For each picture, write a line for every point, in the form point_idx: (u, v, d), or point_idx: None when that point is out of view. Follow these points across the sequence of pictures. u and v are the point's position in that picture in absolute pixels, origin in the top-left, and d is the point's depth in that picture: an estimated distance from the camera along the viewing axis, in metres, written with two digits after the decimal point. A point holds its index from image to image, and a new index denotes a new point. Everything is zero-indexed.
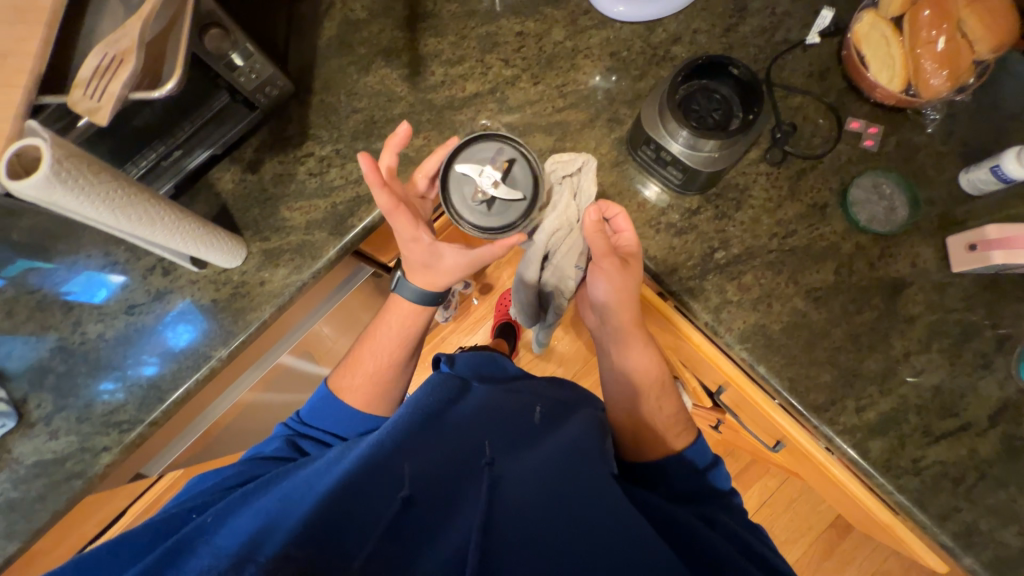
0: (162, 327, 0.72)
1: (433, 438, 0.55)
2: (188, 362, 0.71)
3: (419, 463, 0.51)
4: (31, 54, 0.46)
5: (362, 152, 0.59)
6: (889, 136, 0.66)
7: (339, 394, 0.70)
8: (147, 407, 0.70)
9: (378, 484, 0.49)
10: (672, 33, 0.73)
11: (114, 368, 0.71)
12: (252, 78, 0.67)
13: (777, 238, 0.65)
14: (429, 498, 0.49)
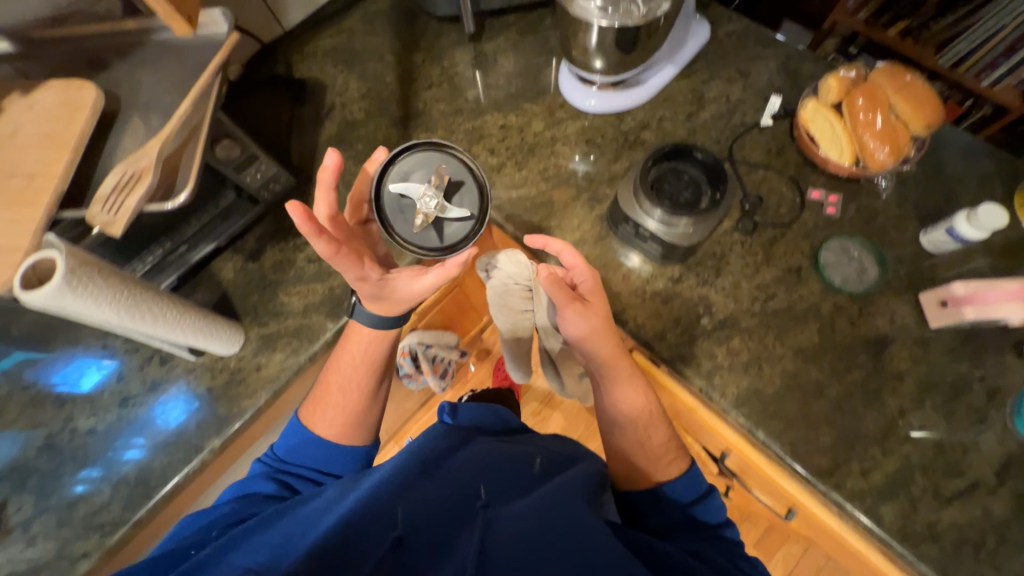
0: (154, 418, 0.71)
1: (427, 478, 0.51)
2: (179, 453, 0.70)
3: (413, 506, 0.47)
4: (56, 176, 0.50)
5: (292, 203, 0.51)
6: (849, 202, 0.71)
7: (312, 426, 0.65)
8: (132, 505, 0.68)
9: (364, 532, 0.45)
10: (640, 120, 0.81)
11: (101, 464, 0.69)
12: (259, 177, 0.72)
13: (759, 301, 0.68)
14: (421, 540, 0.45)
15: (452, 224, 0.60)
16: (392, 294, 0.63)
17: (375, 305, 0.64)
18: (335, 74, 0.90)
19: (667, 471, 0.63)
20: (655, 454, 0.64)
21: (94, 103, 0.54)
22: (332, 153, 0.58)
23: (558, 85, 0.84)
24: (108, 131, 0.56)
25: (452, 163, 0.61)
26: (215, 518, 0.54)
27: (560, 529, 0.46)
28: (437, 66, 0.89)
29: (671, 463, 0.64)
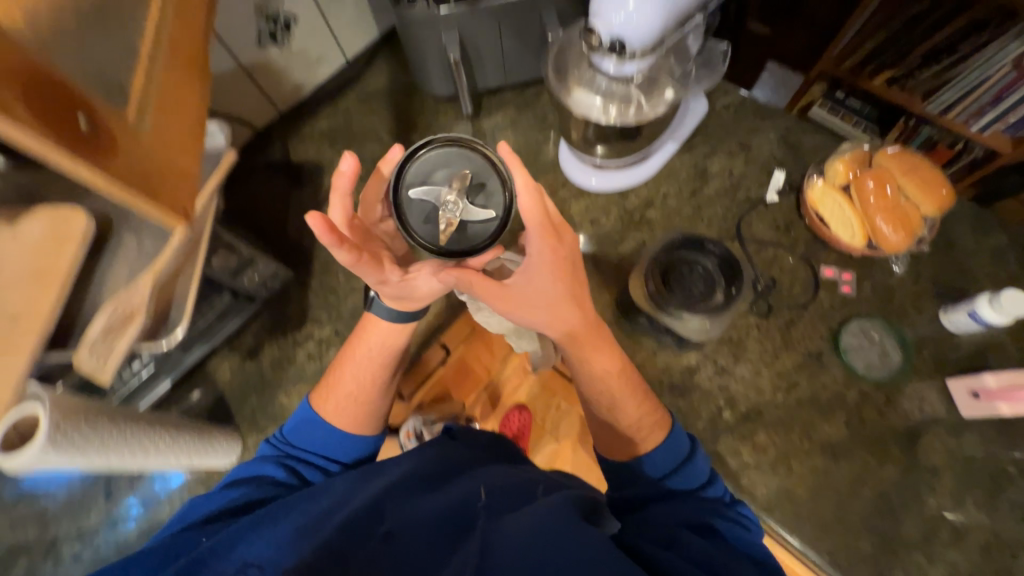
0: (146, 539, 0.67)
1: (430, 492, 0.44)
2: None
3: (408, 519, 0.40)
4: (43, 316, 0.47)
5: (314, 212, 0.42)
6: (863, 280, 0.69)
7: (322, 415, 0.58)
8: None
9: (355, 540, 0.38)
10: (644, 198, 0.80)
11: None
12: (256, 277, 0.70)
13: (781, 391, 0.65)
14: (414, 550, 0.37)
15: (474, 227, 0.50)
16: (406, 292, 0.56)
17: (391, 301, 0.57)
18: (333, 157, 0.90)
19: (636, 449, 0.53)
20: (623, 428, 0.54)
21: (84, 232, 0.51)
22: (350, 157, 0.47)
23: (558, 163, 0.84)
24: (98, 255, 0.54)
25: (473, 160, 0.51)
26: (224, 505, 0.48)
27: (577, 526, 0.37)
28: None
29: (648, 431, 0.54)
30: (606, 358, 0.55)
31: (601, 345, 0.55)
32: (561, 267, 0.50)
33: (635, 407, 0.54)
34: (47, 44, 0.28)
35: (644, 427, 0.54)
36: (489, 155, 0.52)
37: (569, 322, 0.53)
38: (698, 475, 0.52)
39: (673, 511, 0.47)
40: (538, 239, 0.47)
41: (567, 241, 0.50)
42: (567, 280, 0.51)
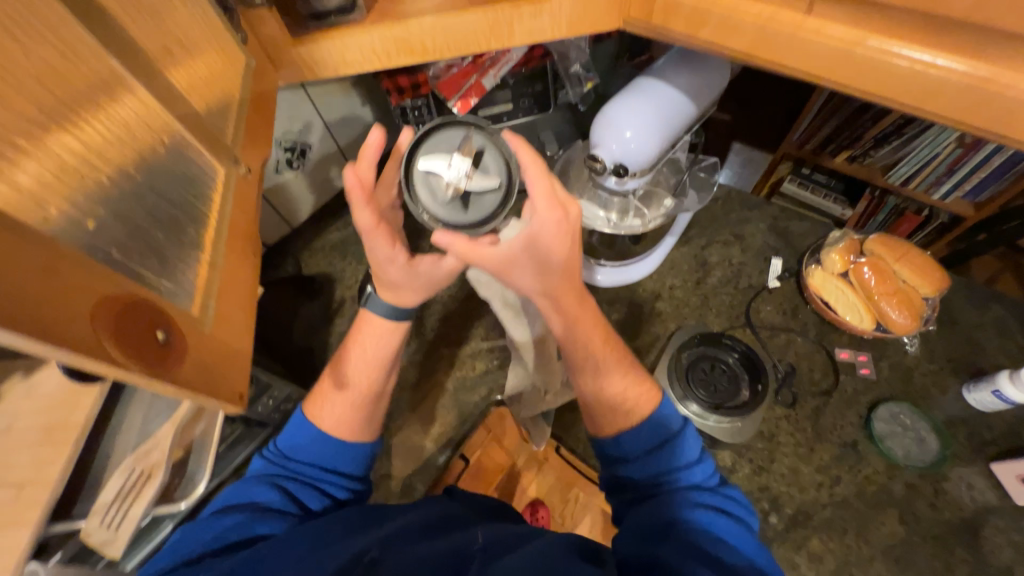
0: None
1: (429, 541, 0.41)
2: None
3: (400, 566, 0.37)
4: (52, 482, 0.45)
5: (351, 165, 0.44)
6: (880, 361, 0.70)
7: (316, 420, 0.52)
8: None
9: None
10: (651, 290, 0.82)
11: None
12: (270, 403, 0.68)
13: (825, 488, 0.63)
14: None
15: (479, 198, 0.43)
16: (407, 281, 0.51)
17: (389, 292, 0.52)
18: (343, 266, 0.92)
19: (621, 421, 0.49)
20: (607, 402, 0.50)
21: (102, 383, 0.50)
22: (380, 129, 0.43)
23: None
24: (111, 405, 0.52)
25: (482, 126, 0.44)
26: (215, 536, 0.43)
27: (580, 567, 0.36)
28: None
29: (630, 395, 0.50)
30: (593, 332, 0.51)
31: (586, 305, 0.51)
32: (570, 236, 0.45)
33: (621, 376, 0.50)
34: (105, 248, 0.23)
35: (629, 396, 0.50)
36: (486, 122, 0.44)
37: (558, 289, 0.49)
38: (704, 472, 0.46)
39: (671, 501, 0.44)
40: (545, 203, 0.43)
41: (570, 213, 0.44)
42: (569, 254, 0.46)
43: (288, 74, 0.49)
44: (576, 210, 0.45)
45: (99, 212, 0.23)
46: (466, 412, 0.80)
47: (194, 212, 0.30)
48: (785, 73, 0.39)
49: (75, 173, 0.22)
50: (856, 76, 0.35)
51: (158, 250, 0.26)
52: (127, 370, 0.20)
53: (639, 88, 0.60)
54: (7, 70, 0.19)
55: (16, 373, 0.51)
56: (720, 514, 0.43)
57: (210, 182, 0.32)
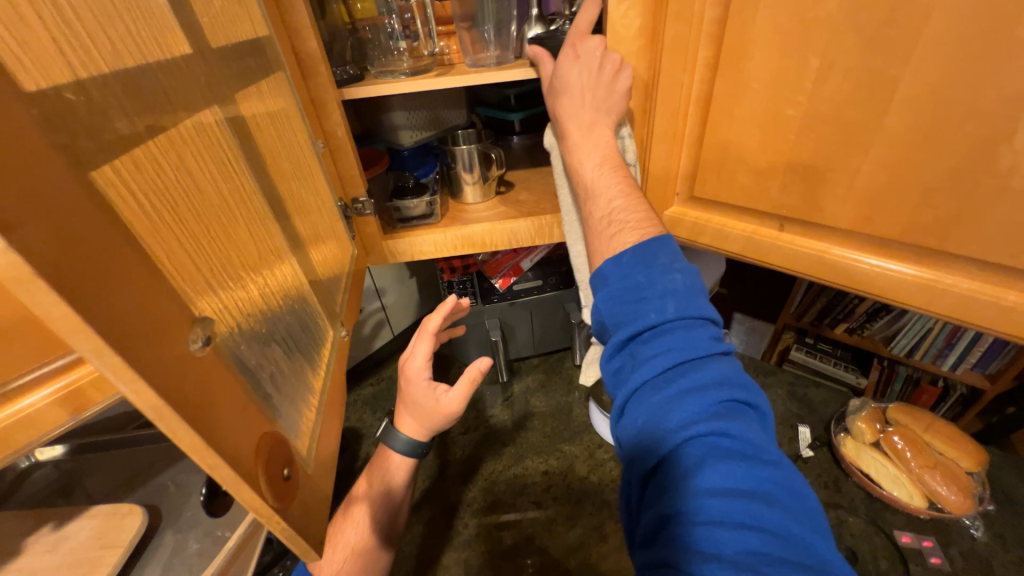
0: None
1: None
2: None
3: None
4: None
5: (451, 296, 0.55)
6: (949, 547, 0.64)
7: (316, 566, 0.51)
8: None
9: None
10: None
11: None
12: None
13: None
14: None
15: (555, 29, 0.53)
16: (425, 408, 0.56)
17: (409, 422, 0.57)
18: (371, 421, 0.93)
19: (612, 247, 0.46)
20: (597, 225, 0.48)
21: (131, 537, 0.49)
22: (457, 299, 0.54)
23: (590, 424, 0.89)
24: (130, 564, 0.50)
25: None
26: None
27: None
28: (470, 409, 0.94)
29: (627, 234, 0.45)
30: (590, 152, 0.48)
31: (587, 132, 0.48)
32: (575, 72, 0.46)
33: (610, 197, 0.47)
34: (269, 364, 0.29)
35: (618, 221, 0.46)
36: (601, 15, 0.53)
37: (563, 117, 0.49)
38: (692, 352, 0.39)
39: (652, 406, 0.38)
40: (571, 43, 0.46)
41: (588, 45, 0.45)
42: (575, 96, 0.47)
43: (375, 256, 0.62)
44: (598, 45, 0.45)
45: (263, 336, 0.29)
46: None
47: (313, 363, 0.36)
48: (770, 267, 0.49)
49: (256, 315, 0.29)
50: (828, 273, 0.45)
51: (294, 393, 0.31)
52: (264, 501, 0.24)
53: None
54: (242, 256, 0.28)
55: (46, 525, 0.51)
56: (711, 414, 0.37)
57: (320, 324, 0.40)
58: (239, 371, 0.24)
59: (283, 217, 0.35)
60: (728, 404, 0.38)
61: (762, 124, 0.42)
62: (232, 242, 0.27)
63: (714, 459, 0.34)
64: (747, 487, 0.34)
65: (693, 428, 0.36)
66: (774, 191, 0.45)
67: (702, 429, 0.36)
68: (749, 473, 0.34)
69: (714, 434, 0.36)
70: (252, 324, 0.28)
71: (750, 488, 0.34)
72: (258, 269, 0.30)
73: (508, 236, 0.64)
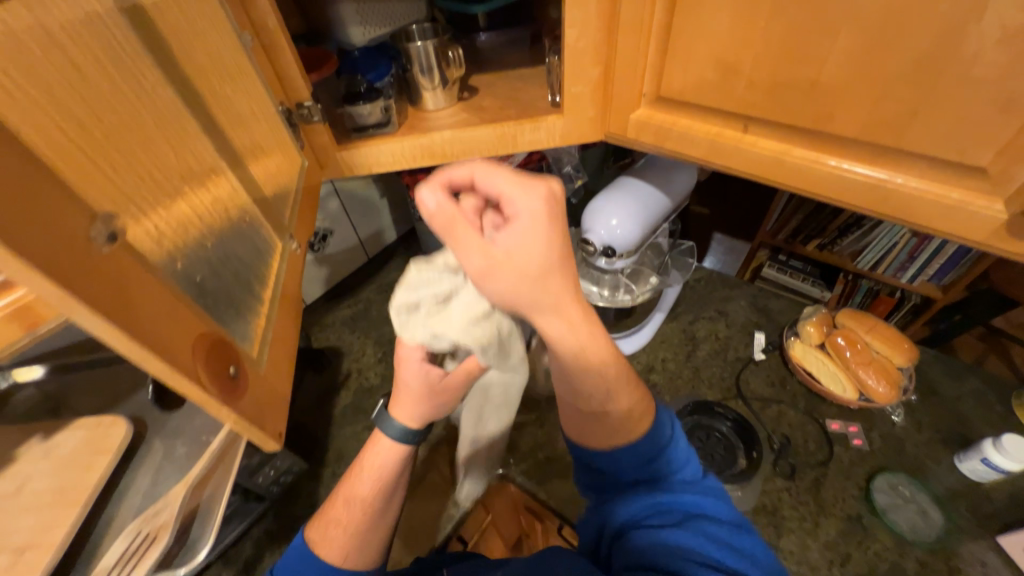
0: None
1: None
2: None
3: None
4: (53, 545, 0.44)
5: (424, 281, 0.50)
6: (871, 431, 0.72)
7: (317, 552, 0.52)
8: None
9: None
10: (645, 363, 0.86)
11: None
12: (271, 473, 0.68)
13: (837, 566, 0.61)
14: None
15: None
16: (422, 391, 0.52)
17: (404, 407, 0.53)
18: (350, 339, 0.96)
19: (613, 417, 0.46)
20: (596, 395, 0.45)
21: (119, 443, 0.51)
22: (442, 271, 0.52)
23: None
24: (124, 466, 0.53)
25: None
26: None
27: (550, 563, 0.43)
28: None
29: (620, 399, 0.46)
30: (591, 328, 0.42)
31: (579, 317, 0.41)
32: (543, 207, 0.37)
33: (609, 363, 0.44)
34: (203, 273, 0.29)
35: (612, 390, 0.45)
36: None
37: (556, 300, 0.39)
38: (693, 466, 0.48)
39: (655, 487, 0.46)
40: (499, 183, 0.39)
41: (536, 201, 0.38)
42: (552, 268, 0.38)
43: (330, 170, 0.59)
44: (553, 197, 0.39)
45: (193, 242, 0.29)
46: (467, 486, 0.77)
47: (263, 278, 0.36)
48: (731, 173, 0.48)
49: (182, 220, 0.28)
50: (787, 176, 0.45)
51: (238, 303, 0.32)
52: (208, 394, 0.25)
53: (621, 185, 0.71)
54: (156, 156, 0.26)
55: (35, 435, 0.53)
56: (705, 495, 0.46)
57: (269, 240, 0.39)
58: (160, 274, 0.24)
59: (207, 120, 0.33)
60: (715, 497, 0.47)
61: (733, 7, 0.39)
62: (133, 139, 0.25)
63: (707, 515, 0.43)
64: (730, 544, 0.42)
65: (688, 494, 0.45)
66: (741, 88, 0.42)
67: (697, 499, 0.45)
68: (737, 536, 0.43)
69: (706, 512, 0.44)
70: (177, 230, 0.27)
71: (733, 544, 0.42)
72: (178, 176, 0.28)
73: (467, 145, 0.60)
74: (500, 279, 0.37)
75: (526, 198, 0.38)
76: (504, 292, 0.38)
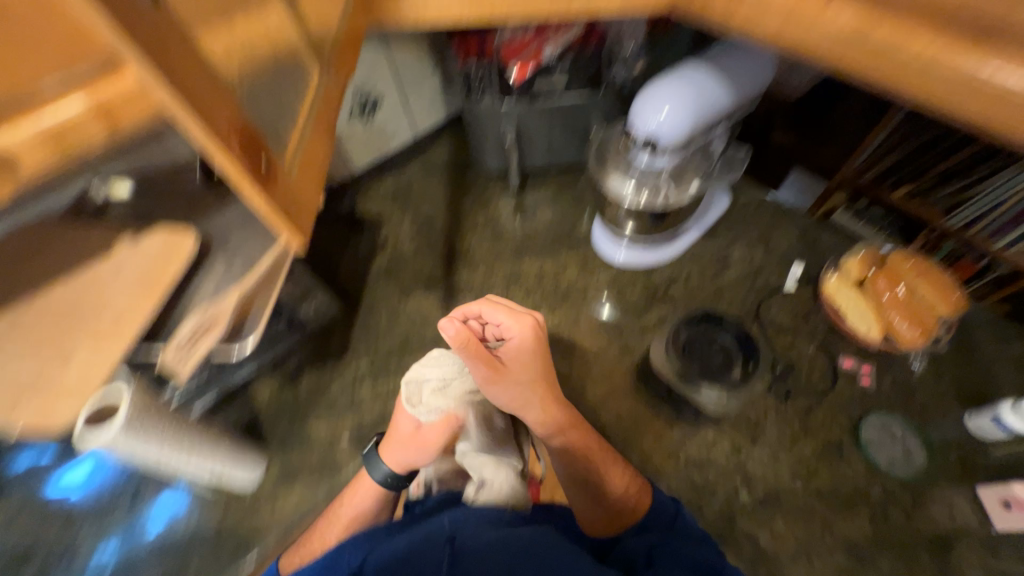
0: (151, 523, 0.70)
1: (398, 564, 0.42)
2: None
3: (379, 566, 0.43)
4: (140, 320, 0.55)
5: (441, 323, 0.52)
6: (884, 375, 0.71)
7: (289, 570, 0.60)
8: None
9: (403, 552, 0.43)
10: (668, 276, 0.86)
11: None
12: (311, 308, 0.78)
13: (802, 479, 0.65)
14: None
15: None
16: (406, 435, 0.61)
17: (389, 454, 0.61)
18: (389, 211, 1.00)
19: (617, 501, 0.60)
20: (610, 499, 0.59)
21: (190, 252, 0.61)
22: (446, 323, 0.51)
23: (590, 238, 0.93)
24: (192, 271, 0.63)
25: None
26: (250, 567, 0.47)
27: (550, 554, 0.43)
28: (482, 213, 0.99)
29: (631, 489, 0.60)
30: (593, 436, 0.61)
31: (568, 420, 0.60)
32: (532, 328, 0.59)
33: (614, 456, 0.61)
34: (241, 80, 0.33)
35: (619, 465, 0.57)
36: None
37: (553, 390, 0.59)
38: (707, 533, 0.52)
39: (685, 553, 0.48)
40: (501, 316, 0.59)
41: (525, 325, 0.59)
42: (536, 383, 0.57)
43: None
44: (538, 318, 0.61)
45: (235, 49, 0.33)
46: None
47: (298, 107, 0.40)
48: None
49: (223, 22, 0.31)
50: None
51: (274, 121, 0.37)
52: (242, 180, 0.30)
53: (683, 71, 0.65)
54: None
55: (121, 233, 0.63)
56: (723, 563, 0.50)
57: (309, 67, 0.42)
58: (205, 64, 0.28)
59: None
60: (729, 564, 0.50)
61: None
62: None
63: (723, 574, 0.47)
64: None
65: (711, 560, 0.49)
66: None
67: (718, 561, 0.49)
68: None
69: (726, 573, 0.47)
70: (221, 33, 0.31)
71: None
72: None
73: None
74: (510, 371, 0.57)
75: (515, 324, 0.59)
76: (508, 395, 0.57)
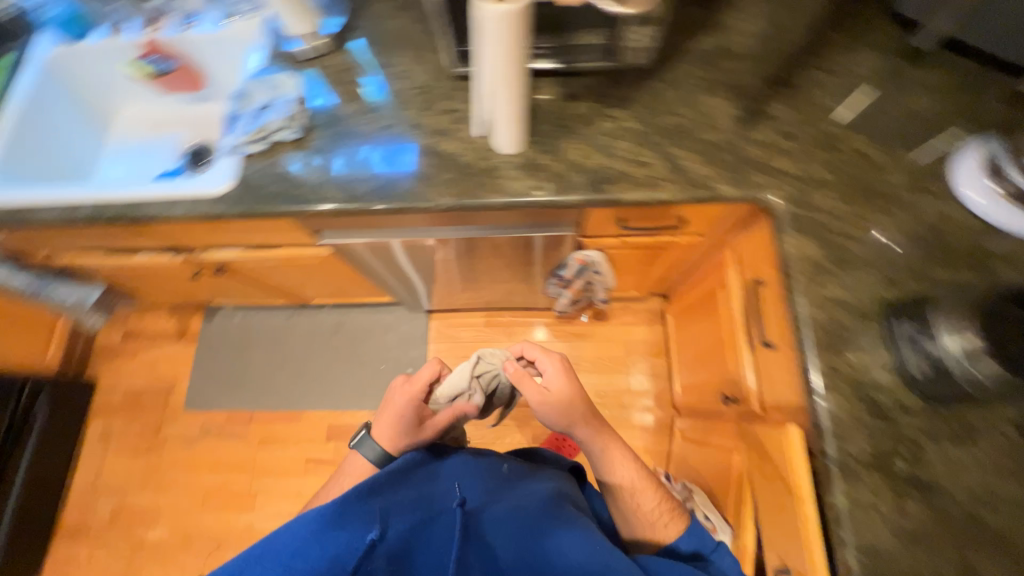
0: (435, 133, 0.85)
1: (421, 521, 0.67)
2: (427, 182, 0.82)
3: (408, 526, 0.66)
4: None
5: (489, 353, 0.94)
6: None
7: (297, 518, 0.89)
8: (380, 193, 0.82)
9: (428, 519, 0.67)
10: (1004, 253, 0.68)
11: (382, 148, 0.85)
12: (636, 41, 0.77)
13: (972, 498, 0.59)
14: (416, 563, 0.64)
15: None
16: (398, 430, 0.86)
17: (383, 434, 0.85)
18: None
19: (661, 519, 0.87)
20: (648, 513, 0.88)
21: None
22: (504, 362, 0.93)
23: (944, 160, 0.74)
24: None
25: None
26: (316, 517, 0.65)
27: (531, 520, 0.73)
28: (841, 61, 0.82)
29: (671, 524, 0.86)
30: (627, 461, 0.91)
31: (607, 444, 0.91)
32: (559, 362, 0.92)
33: (643, 498, 0.88)
34: None
35: (657, 505, 0.88)
36: None
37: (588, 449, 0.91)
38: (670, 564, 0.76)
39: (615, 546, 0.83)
40: (534, 353, 0.94)
41: (555, 360, 0.93)
42: (576, 405, 0.90)
43: None
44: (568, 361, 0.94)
45: None
46: (738, 179, 0.76)
47: None
48: None
49: None
50: None
51: None
52: None
53: None
54: None
55: None
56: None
57: None
58: None
59: None
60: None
61: None
62: None
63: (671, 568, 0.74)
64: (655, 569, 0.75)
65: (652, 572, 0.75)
66: None
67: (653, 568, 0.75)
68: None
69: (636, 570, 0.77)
70: None
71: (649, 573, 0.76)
72: None
73: None
74: (554, 396, 0.90)
75: (548, 354, 0.93)
76: (554, 416, 0.91)
